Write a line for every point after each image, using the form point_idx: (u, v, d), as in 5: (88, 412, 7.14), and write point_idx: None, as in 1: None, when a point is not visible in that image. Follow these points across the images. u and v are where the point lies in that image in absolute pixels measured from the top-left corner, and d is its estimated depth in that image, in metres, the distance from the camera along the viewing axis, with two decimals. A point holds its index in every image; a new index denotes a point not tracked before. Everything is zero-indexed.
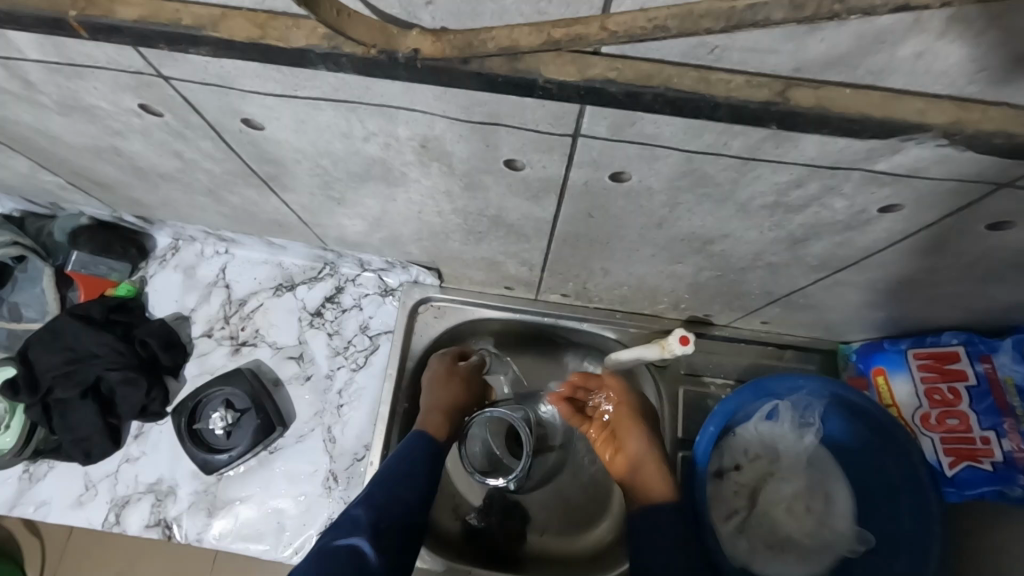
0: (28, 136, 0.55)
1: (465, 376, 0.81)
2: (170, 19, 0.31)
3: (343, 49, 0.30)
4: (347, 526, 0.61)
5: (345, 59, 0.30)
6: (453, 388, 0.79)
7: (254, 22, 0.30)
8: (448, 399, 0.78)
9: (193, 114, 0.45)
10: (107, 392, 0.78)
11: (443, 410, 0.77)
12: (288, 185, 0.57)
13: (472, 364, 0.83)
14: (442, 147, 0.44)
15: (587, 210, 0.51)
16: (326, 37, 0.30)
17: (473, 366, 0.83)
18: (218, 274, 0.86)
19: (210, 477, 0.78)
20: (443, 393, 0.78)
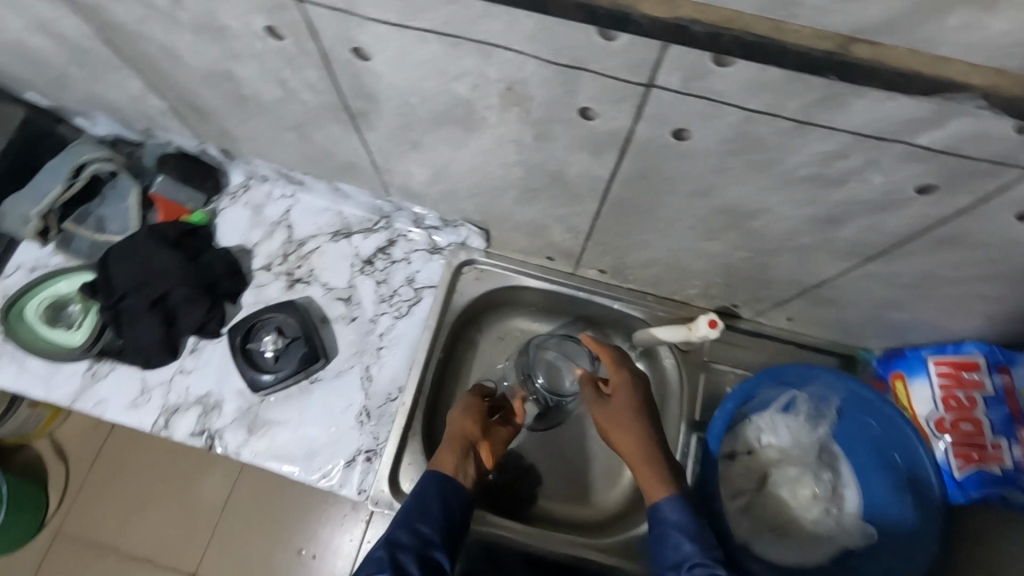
0: (154, 55, 0.62)
1: (472, 408, 0.78)
2: None
3: None
4: (372, 565, 0.60)
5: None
6: (463, 416, 0.76)
7: None
8: (457, 433, 0.75)
9: (311, 40, 0.51)
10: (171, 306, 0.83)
11: (452, 443, 0.74)
12: (372, 123, 0.62)
13: (473, 399, 0.80)
14: (525, 92, 0.49)
15: (642, 171, 0.56)
16: None
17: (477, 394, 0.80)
18: (283, 214, 0.92)
19: (254, 397, 0.84)
20: (451, 430, 0.75)
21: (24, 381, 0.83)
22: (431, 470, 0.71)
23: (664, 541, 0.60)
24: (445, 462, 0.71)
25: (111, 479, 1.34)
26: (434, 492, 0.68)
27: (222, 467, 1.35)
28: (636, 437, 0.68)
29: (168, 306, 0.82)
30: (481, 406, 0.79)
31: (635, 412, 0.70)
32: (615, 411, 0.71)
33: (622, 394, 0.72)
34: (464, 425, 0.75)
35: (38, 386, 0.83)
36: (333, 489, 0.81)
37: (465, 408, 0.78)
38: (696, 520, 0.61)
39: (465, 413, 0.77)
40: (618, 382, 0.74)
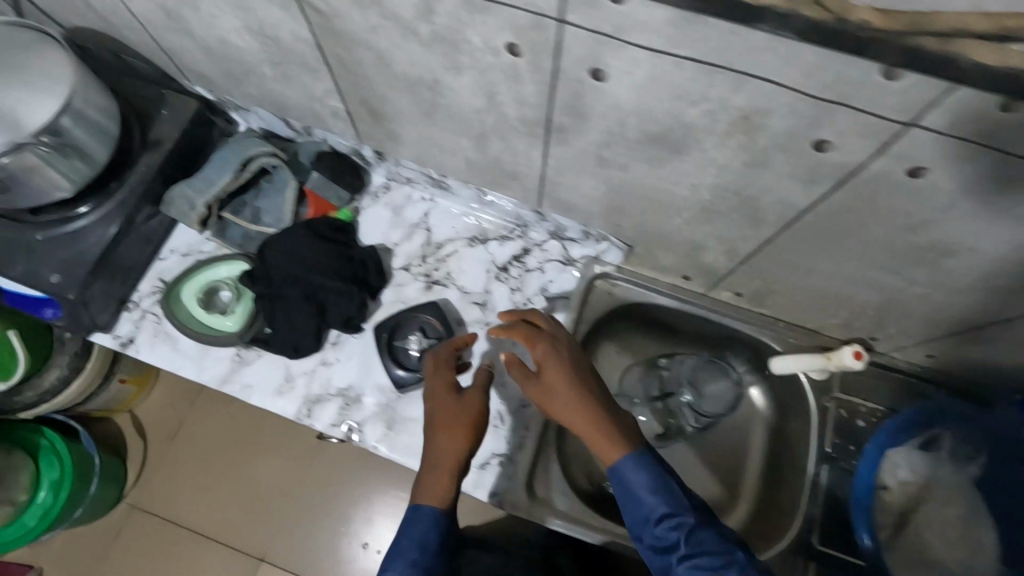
0: (363, 61, 0.65)
1: (448, 416, 0.73)
2: None
3: (802, 11, 0.39)
4: None
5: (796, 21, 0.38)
6: (454, 441, 0.71)
7: None
8: (439, 455, 0.71)
9: (550, 60, 0.53)
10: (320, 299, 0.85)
11: (431, 467, 0.71)
12: (567, 139, 0.64)
13: (448, 395, 0.74)
14: (761, 121, 0.51)
15: (850, 203, 0.57)
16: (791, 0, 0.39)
17: (452, 399, 0.74)
18: (422, 217, 0.95)
19: (393, 393, 0.86)
20: (430, 450, 0.72)
21: (175, 362, 0.86)
22: (416, 502, 0.70)
23: (631, 497, 0.60)
24: (432, 490, 0.70)
25: (186, 459, 1.38)
26: (418, 525, 0.70)
27: (290, 454, 1.38)
28: (572, 409, 0.63)
29: (319, 299, 0.85)
30: (468, 412, 0.73)
31: (566, 384, 0.64)
32: (556, 381, 0.64)
33: (548, 366, 0.66)
34: (447, 446, 0.71)
35: (189, 366, 0.86)
36: (466, 489, 0.82)
37: (434, 422, 0.73)
38: (663, 476, 0.60)
39: (443, 430, 0.72)
40: (534, 357, 0.68)
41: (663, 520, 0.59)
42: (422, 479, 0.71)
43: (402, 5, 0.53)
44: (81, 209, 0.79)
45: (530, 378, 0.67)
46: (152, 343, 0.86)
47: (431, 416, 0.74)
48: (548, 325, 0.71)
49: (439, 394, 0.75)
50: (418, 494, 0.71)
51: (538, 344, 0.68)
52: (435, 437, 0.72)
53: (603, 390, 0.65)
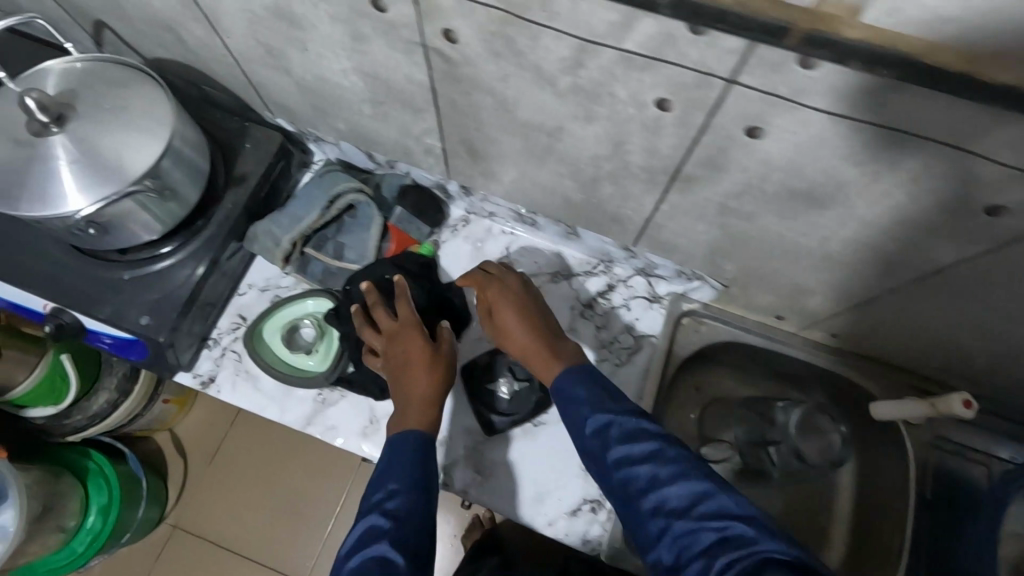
0: (480, 106, 0.63)
1: (418, 354, 0.72)
2: (876, 40, 0.37)
3: None
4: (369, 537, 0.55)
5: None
6: (422, 376, 0.70)
7: (964, 57, 0.37)
8: (410, 390, 0.69)
9: (703, 116, 0.51)
10: None
11: (402, 402, 0.69)
12: (691, 188, 0.62)
13: (420, 338, 0.73)
14: (930, 184, 0.48)
15: (1004, 263, 0.54)
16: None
17: (408, 335, 0.73)
18: (503, 251, 0.92)
19: (481, 436, 0.84)
20: (399, 390, 0.70)
21: (259, 403, 0.84)
22: (397, 436, 0.65)
23: (575, 408, 0.64)
24: (409, 421, 0.66)
25: (225, 479, 1.36)
26: (398, 457, 0.62)
27: (331, 475, 1.36)
28: (527, 342, 0.72)
29: None
30: (428, 347, 0.72)
31: (515, 322, 0.74)
32: (508, 319, 0.74)
33: (508, 305, 0.76)
34: (421, 381, 0.70)
35: (273, 407, 0.84)
36: (558, 537, 0.80)
37: (401, 362, 0.72)
38: (607, 386, 0.65)
39: (414, 367, 0.71)
40: (489, 299, 0.77)
41: (613, 427, 0.60)
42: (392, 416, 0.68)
43: (548, 58, 0.51)
44: (166, 249, 0.77)
45: (490, 320, 0.76)
46: (234, 383, 0.84)
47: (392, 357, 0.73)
48: (499, 272, 0.80)
49: (398, 335, 0.74)
50: (397, 431, 0.66)
51: (506, 287, 0.78)
52: (406, 374, 0.71)
53: (549, 323, 0.75)
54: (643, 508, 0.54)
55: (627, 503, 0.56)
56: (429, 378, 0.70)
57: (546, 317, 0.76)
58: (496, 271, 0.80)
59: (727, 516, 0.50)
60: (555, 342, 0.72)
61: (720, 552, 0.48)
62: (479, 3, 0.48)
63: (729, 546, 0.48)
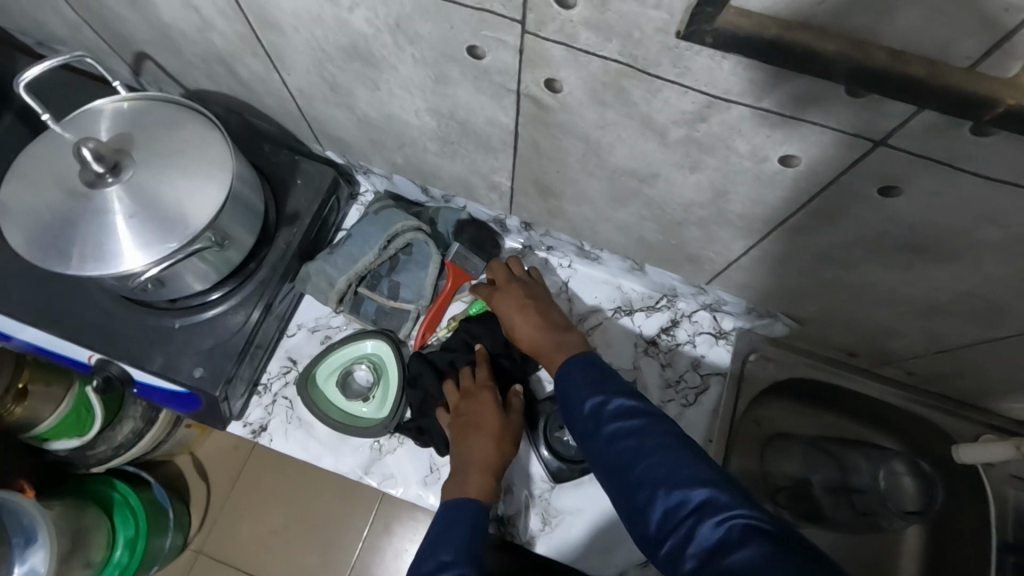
0: (568, 149, 0.59)
1: (486, 416, 0.72)
2: None
3: None
4: None
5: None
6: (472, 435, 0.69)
7: None
8: (470, 454, 0.68)
9: (833, 172, 0.47)
10: None
11: (462, 466, 0.67)
12: (795, 236, 0.58)
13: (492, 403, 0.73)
14: None
15: None
16: None
17: (463, 398, 0.74)
18: (561, 286, 0.88)
19: (546, 483, 0.80)
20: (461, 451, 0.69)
21: (313, 451, 0.80)
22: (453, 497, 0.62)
23: (571, 396, 0.58)
24: (467, 487, 0.65)
25: (246, 508, 1.12)
26: (455, 517, 0.59)
27: (367, 506, 1.12)
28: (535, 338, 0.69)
29: None
30: (478, 404, 0.73)
31: (521, 322, 0.71)
32: (514, 318, 0.72)
33: (511, 303, 0.73)
34: (486, 446, 0.69)
35: (328, 456, 0.80)
36: None
37: (468, 420, 0.72)
38: (604, 371, 0.59)
39: (484, 432, 0.70)
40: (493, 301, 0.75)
41: (607, 406, 0.54)
42: (451, 479, 0.67)
43: (664, 110, 0.47)
44: (215, 296, 0.72)
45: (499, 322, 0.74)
46: (286, 430, 0.80)
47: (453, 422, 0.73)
48: (504, 272, 0.77)
49: (471, 398, 0.74)
50: (453, 494, 0.64)
51: (509, 286, 0.75)
52: (460, 436, 0.71)
53: (558, 319, 0.71)
54: (631, 480, 0.49)
55: (614, 480, 0.50)
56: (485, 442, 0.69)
57: (553, 312, 0.72)
58: (499, 271, 0.78)
59: (730, 493, 0.44)
60: (559, 334, 0.67)
61: (706, 515, 0.43)
62: (597, 55, 0.44)
63: (714, 509, 0.43)
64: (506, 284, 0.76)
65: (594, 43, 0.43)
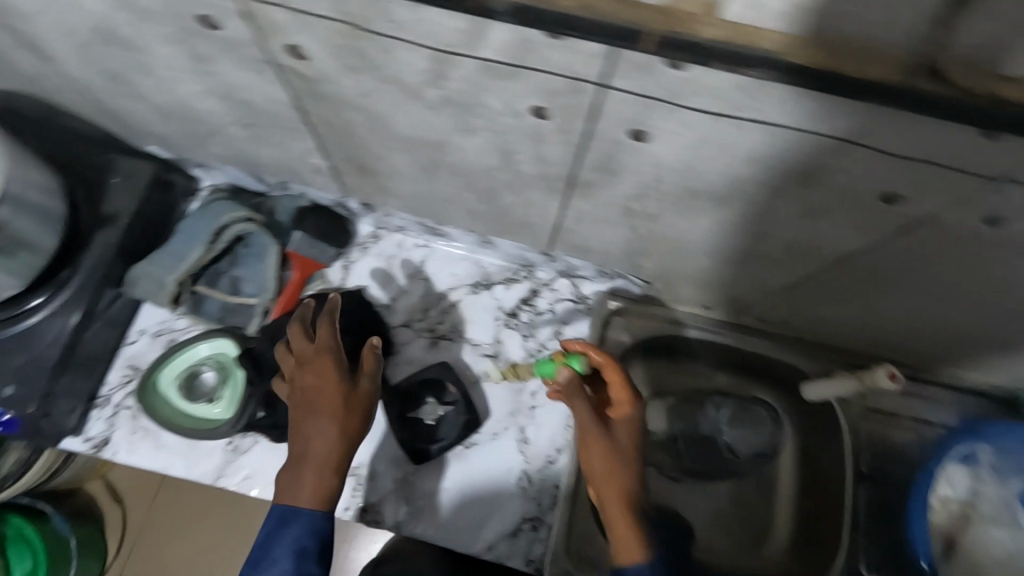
0: (356, 124, 0.57)
1: (330, 392, 0.64)
2: (743, 40, 0.34)
3: (920, 85, 0.33)
4: None
5: (917, 97, 0.33)
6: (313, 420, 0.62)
7: (836, 52, 0.34)
8: (308, 439, 0.62)
9: (584, 122, 0.46)
10: None
11: (302, 459, 0.61)
12: (592, 193, 0.58)
13: (342, 388, 0.65)
14: (824, 176, 0.46)
15: (908, 245, 0.53)
16: (902, 70, 0.33)
17: (309, 370, 0.65)
18: (418, 266, 0.87)
19: (409, 466, 0.79)
20: (302, 440, 0.62)
21: (161, 461, 0.77)
22: (286, 507, 0.59)
23: None
24: (303, 489, 0.59)
25: None
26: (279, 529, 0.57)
27: None
28: (630, 488, 0.61)
29: None
30: (323, 381, 0.65)
31: (637, 464, 0.62)
32: (608, 446, 0.62)
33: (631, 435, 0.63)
34: (325, 434, 0.62)
35: (178, 463, 0.77)
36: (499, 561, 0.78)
37: (308, 402, 0.64)
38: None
39: (327, 419, 0.62)
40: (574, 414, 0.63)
41: None
42: (289, 474, 0.61)
43: (407, 71, 0.45)
44: (34, 302, 0.68)
45: (589, 440, 0.62)
46: (131, 442, 0.77)
47: (294, 394, 0.65)
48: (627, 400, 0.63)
49: (313, 368, 0.66)
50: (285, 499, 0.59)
51: (631, 405, 0.63)
52: (299, 414, 0.63)
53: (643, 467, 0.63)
54: None
55: None
56: (328, 425, 0.62)
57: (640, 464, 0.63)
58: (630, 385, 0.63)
59: None
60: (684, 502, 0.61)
61: None
62: (317, 17, 0.42)
63: None
64: (625, 392, 0.63)
65: (305, 2, 0.41)
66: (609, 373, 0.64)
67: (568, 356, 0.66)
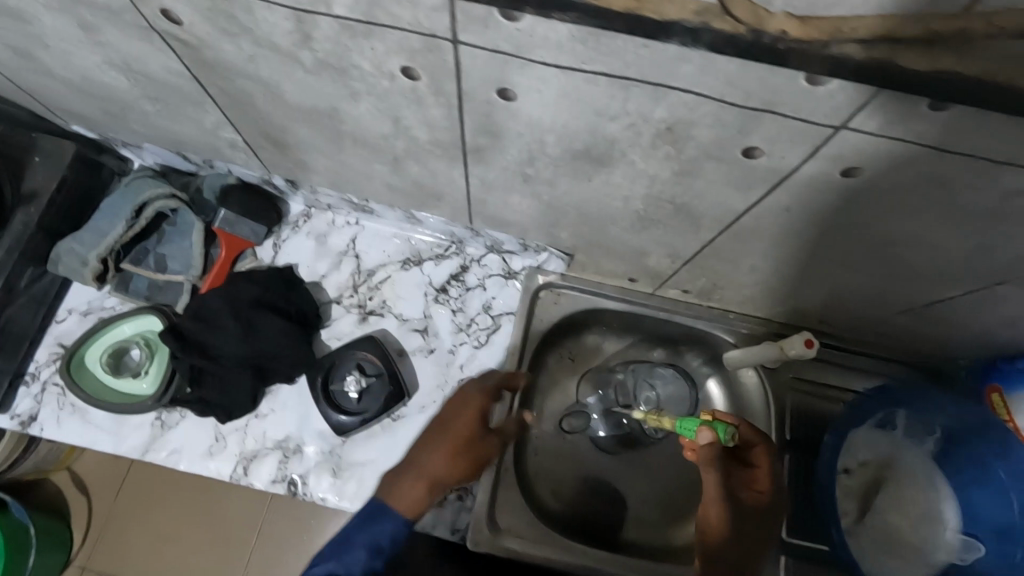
0: (250, 92, 0.57)
1: (464, 429, 0.66)
2: None
3: (713, 24, 0.34)
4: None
5: (708, 34, 0.34)
6: (457, 457, 0.64)
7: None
8: (424, 462, 0.64)
9: (451, 81, 0.47)
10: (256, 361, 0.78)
11: (404, 472, 0.64)
12: (486, 158, 0.59)
13: (478, 412, 0.68)
14: (686, 132, 0.47)
15: (787, 203, 0.54)
16: (698, 12, 0.34)
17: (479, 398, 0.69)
18: (349, 243, 0.88)
19: (336, 439, 0.80)
20: (406, 462, 0.65)
21: (88, 437, 0.78)
22: (377, 506, 0.61)
23: None
24: (399, 498, 0.61)
25: (136, 514, 1.32)
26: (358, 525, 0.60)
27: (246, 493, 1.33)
28: (734, 536, 0.64)
29: (256, 361, 0.78)
30: (474, 411, 0.68)
31: (738, 529, 0.64)
32: (733, 526, 0.63)
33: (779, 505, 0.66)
34: (434, 458, 0.64)
35: (105, 439, 0.78)
36: (424, 529, 0.80)
37: (435, 428, 0.67)
38: None
39: (445, 442, 0.65)
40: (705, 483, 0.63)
41: None
42: (388, 483, 0.63)
43: (276, 33, 0.46)
44: None
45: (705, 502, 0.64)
46: (59, 418, 0.78)
47: (439, 421, 0.68)
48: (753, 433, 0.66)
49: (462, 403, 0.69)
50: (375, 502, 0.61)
51: (768, 495, 0.65)
52: (430, 437, 0.66)
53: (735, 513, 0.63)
54: None
55: None
56: (443, 456, 0.64)
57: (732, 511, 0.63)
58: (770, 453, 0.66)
59: None
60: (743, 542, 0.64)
61: None
62: None
63: None
64: (770, 480, 0.66)
65: None
66: (758, 454, 0.66)
67: (716, 421, 0.62)
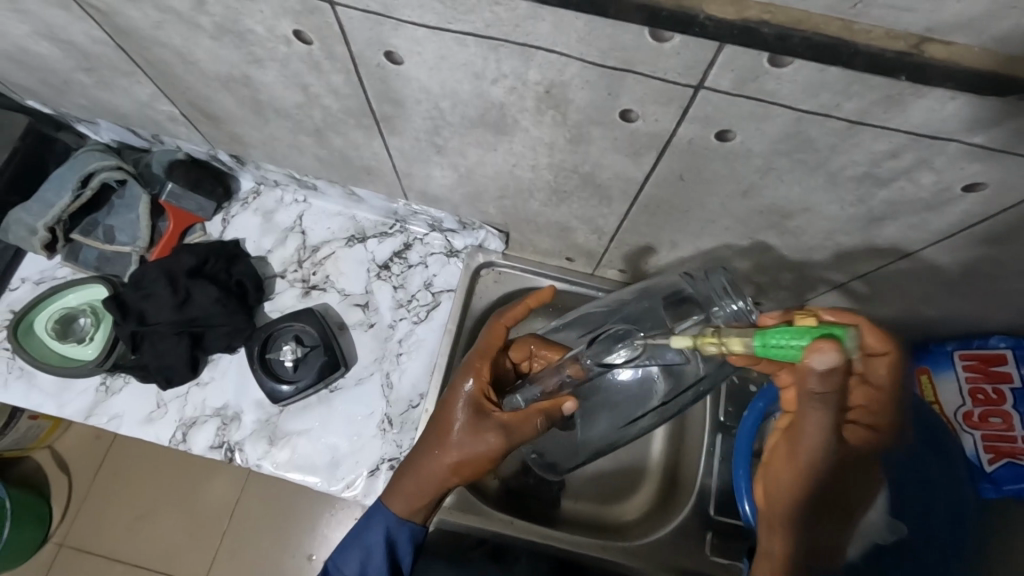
0: (170, 62, 0.60)
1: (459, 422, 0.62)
2: None
3: None
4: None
5: None
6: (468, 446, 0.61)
7: None
8: (429, 463, 0.63)
9: (340, 45, 0.49)
10: (198, 328, 0.81)
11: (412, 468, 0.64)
12: (397, 127, 0.61)
13: (469, 394, 0.63)
14: (563, 95, 0.48)
15: (679, 171, 0.55)
16: None
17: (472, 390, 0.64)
18: (296, 219, 0.90)
19: (273, 408, 0.82)
20: (405, 477, 0.64)
21: (34, 399, 0.81)
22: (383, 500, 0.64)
23: None
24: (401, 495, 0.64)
25: (112, 492, 1.34)
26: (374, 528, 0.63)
27: (226, 473, 1.35)
28: (816, 480, 0.50)
29: (195, 328, 0.81)
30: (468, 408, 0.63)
31: (829, 469, 0.50)
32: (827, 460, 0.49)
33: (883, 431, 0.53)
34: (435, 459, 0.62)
35: (50, 402, 0.81)
36: (357, 499, 0.78)
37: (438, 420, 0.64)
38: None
39: (444, 443, 0.63)
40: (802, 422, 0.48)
41: None
42: (398, 475, 0.65)
43: None
44: None
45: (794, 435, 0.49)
46: (7, 381, 0.81)
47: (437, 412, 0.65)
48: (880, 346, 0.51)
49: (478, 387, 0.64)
50: (392, 490, 0.64)
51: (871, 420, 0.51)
52: (438, 435, 0.63)
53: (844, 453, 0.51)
54: None
55: None
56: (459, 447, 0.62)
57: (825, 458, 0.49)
58: (895, 369, 0.52)
59: None
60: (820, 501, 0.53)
61: None
62: None
63: None
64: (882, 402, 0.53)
65: None
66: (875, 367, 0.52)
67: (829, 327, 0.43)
